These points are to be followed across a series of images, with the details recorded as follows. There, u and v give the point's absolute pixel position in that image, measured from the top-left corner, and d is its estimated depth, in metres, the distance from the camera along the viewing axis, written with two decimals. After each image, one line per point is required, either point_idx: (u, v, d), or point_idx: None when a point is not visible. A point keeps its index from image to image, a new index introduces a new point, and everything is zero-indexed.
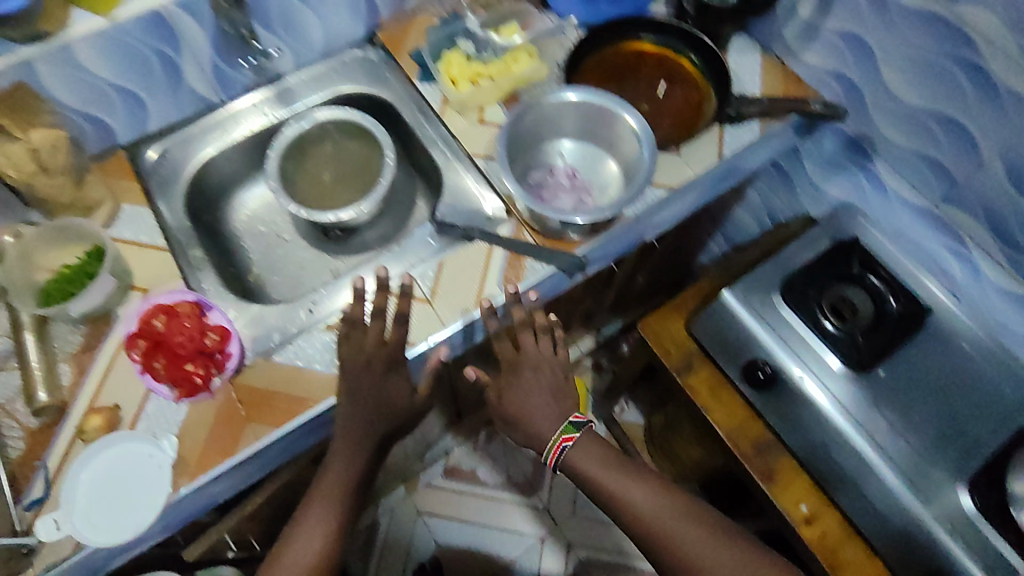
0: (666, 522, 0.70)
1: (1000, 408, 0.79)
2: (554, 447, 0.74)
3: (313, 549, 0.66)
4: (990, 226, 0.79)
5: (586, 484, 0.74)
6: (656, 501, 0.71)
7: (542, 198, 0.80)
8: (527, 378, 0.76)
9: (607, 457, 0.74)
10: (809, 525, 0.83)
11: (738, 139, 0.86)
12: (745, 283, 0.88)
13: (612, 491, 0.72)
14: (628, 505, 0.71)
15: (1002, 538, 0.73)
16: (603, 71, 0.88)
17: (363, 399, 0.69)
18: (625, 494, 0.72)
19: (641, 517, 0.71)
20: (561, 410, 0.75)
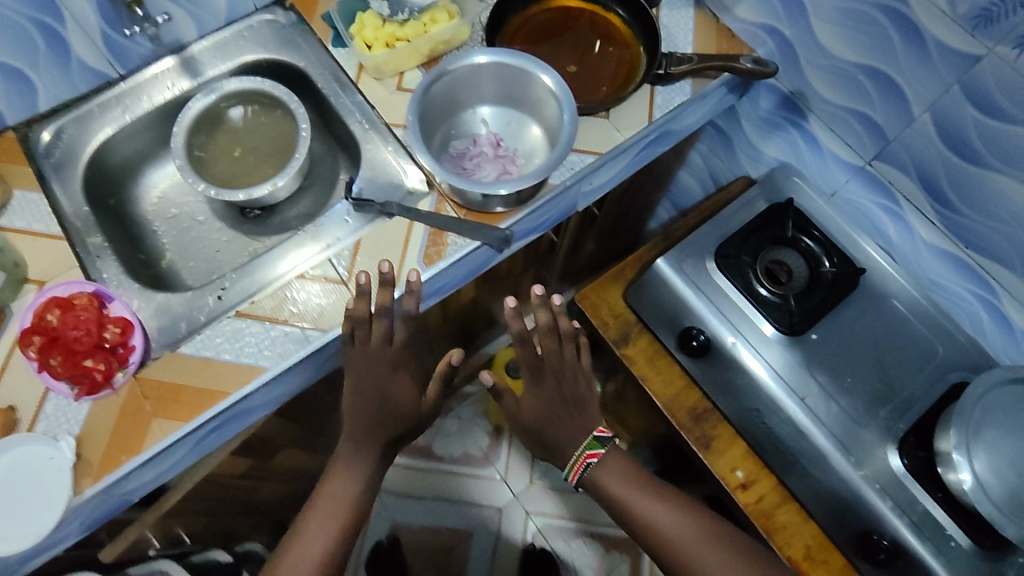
0: (692, 544, 0.71)
1: (930, 367, 0.81)
2: (577, 463, 0.74)
3: (319, 549, 0.67)
4: (922, 184, 0.78)
5: (607, 501, 0.75)
6: (680, 524, 0.72)
7: (463, 168, 0.76)
8: (549, 388, 0.76)
9: (631, 476, 0.75)
10: (744, 491, 0.84)
11: (670, 101, 0.83)
12: (681, 251, 0.87)
13: (634, 510, 0.73)
14: (653, 526, 0.72)
15: (930, 496, 0.75)
16: (529, 31, 0.84)
17: (371, 396, 0.70)
18: (650, 515, 0.73)
19: (664, 539, 0.72)
20: (586, 425, 0.75)
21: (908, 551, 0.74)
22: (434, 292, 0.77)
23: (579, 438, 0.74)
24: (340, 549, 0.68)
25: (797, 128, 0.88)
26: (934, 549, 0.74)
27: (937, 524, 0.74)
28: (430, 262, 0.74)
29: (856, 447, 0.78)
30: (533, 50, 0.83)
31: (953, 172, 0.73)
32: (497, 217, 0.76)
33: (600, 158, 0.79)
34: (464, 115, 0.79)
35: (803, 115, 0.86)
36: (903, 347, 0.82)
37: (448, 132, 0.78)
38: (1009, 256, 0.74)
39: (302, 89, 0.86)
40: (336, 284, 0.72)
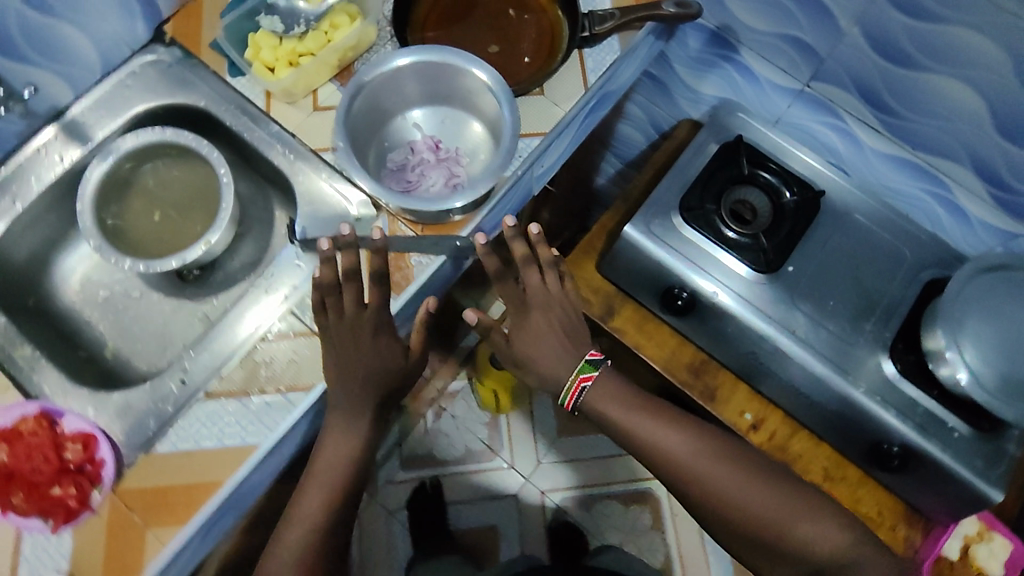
0: (698, 463, 0.66)
1: (902, 270, 0.83)
2: (572, 389, 0.69)
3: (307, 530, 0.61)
4: (861, 95, 0.77)
5: (605, 424, 0.71)
6: (683, 443, 0.67)
7: (408, 182, 0.71)
8: (536, 317, 0.70)
9: (627, 397, 0.71)
10: (756, 431, 0.86)
11: (601, 62, 0.79)
12: (644, 212, 0.85)
13: (635, 432, 0.68)
14: (655, 446, 0.68)
15: (926, 394, 0.77)
16: (440, 18, 0.79)
17: (352, 370, 0.64)
18: (650, 436, 0.68)
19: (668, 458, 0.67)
20: (578, 348, 0.71)
21: (918, 451, 0.77)
22: (411, 316, 0.73)
23: (569, 364, 0.70)
24: (329, 535, 0.62)
25: (730, 63, 0.86)
26: (940, 443, 0.76)
27: (938, 420, 0.77)
28: (400, 290, 0.69)
29: (850, 364, 0.80)
30: (449, 38, 0.78)
31: (890, 78, 0.73)
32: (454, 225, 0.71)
33: (546, 139, 0.75)
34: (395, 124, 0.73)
35: (733, 49, 0.84)
36: (874, 257, 0.83)
37: (381, 144, 0.73)
38: (957, 150, 0.75)
39: (211, 131, 0.78)
40: (307, 336, 0.67)
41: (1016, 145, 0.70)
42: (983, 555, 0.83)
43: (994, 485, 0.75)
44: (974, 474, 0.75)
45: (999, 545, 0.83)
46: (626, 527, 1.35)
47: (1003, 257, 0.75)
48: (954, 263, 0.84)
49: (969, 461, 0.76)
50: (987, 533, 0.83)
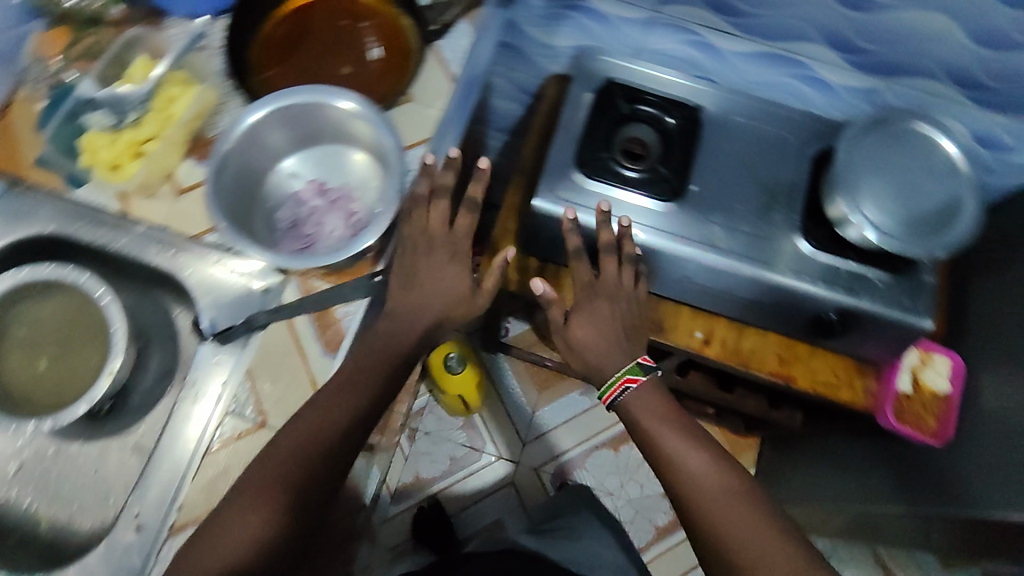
0: (715, 496, 0.64)
1: (789, 153, 0.88)
2: (614, 385, 0.73)
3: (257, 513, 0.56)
4: (709, 5, 0.79)
5: (635, 432, 0.71)
6: (708, 477, 0.65)
7: (308, 237, 0.67)
8: (598, 304, 0.77)
9: (665, 409, 0.71)
10: (708, 344, 0.91)
11: (456, 49, 0.77)
12: (544, 179, 0.85)
13: (663, 448, 0.68)
14: (678, 465, 0.67)
15: (844, 258, 0.83)
16: (279, 49, 0.72)
17: (414, 287, 0.66)
18: (681, 456, 0.68)
19: (685, 484, 0.66)
20: (632, 349, 0.75)
21: (853, 311, 0.83)
22: None
23: (618, 362, 0.74)
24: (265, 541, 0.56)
25: (577, 10, 0.86)
26: (870, 297, 0.82)
27: (861, 277, 0.83)
28: (336, 347, 0.64)
29: (773, 256, 0.83)
30: (295, 70, 0.72)
31: None
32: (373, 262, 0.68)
33: (431, 144, 0.73)
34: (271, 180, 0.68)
35: None
36: (761, 151, 0.88)
37: (265, 207, 0.68)
38: (806, 30, 0.78)
39: (71, 252, 0.71)
40: (253, 432, 0.61)
41: (856, 12, 0.73)
42: (931, 376, 0.89)
43: (923, 315, 0.82)
44: (902, 310, 0.82)
45: (940, 364, 0.90)
46: (620, 468, 1.40)
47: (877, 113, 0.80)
48: (828, 131, 0.89)
49: (896, 302, 0.82)
50: (926, 357, 0.90)
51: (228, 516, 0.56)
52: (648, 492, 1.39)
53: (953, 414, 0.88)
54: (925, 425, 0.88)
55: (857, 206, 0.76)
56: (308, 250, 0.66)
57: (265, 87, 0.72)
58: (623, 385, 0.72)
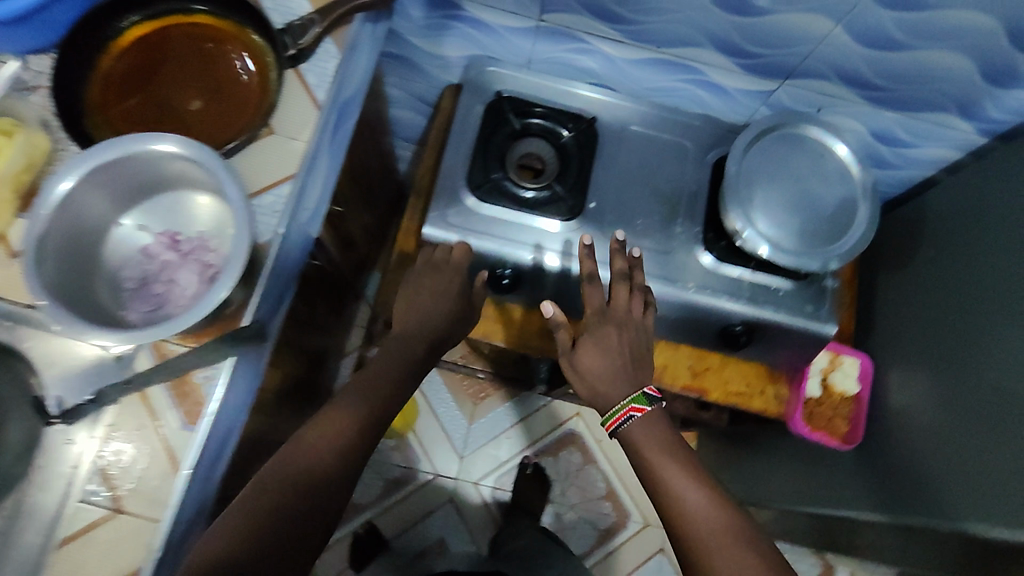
0: (719, 537, 0.59)
1: (687, 160, 0.86)
2: (618, 414, 0.68)
3: (309, 459, 0.57)
4: (590, 13, 0.75)
5: (635, 462, 0.66)
6: (709, 516, 0.60)
7: (158, 298, 0.61)
8: (608, 332, 0.72)
9: (670, 441, 0.66)
10: None
11: (323, 70, 0.73)
12: (434, 205, 0.80)
13: (663, 482, 0.63)
14: (680, 499, 0.62)
15: (746, 268, 0.81)
16: (120, 85, 0.67)
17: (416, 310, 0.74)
18: (682, 490, 0.62)
19: (682, 519, 0.61)
20: (639, 378, 0.71)
21: (758, 321, 0.81)
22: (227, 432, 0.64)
23: (620, 392, 0.69)
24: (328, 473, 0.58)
25: (458, 20, 0.81)
26: (773, 306, 0.81)
27: (764, 286, 0.81)
28: (196, 417, 0.61)
29: (676, 270, 0.81)
30: (140, 107, 0.67)
31: None
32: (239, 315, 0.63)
33: (297, 181, 0.68)
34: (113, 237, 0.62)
35: (456, 7, 0.79)
36: (659, 159, 0.85)
37: (106, 271, 0.61)
38: (694, 36, 0.75)
39: None
40: (111, 518, 0.59)
41: (742, 17, 0.70)
42: (841, 379, 0.91)
43: (826, 322, 0.81)
44: (805, 318, 0.81)
45: (849, 365, 0.92)
46: (561, 474, 1.39)
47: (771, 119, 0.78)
48: (727, 135, 0.87)
49: (799, 309, 0.81)
50: (836, 360, 0.91)
51: (299, 446, 0.58)
52: (590, 496, 1.39)
53: (861, 414, 0.92)
54: (835, 428, 0.91)
55: (750, 218, 0.74)
56: (159, 310, 0.60)
57: (104, 124, 0.66)
58: (623, 416, 0.68)
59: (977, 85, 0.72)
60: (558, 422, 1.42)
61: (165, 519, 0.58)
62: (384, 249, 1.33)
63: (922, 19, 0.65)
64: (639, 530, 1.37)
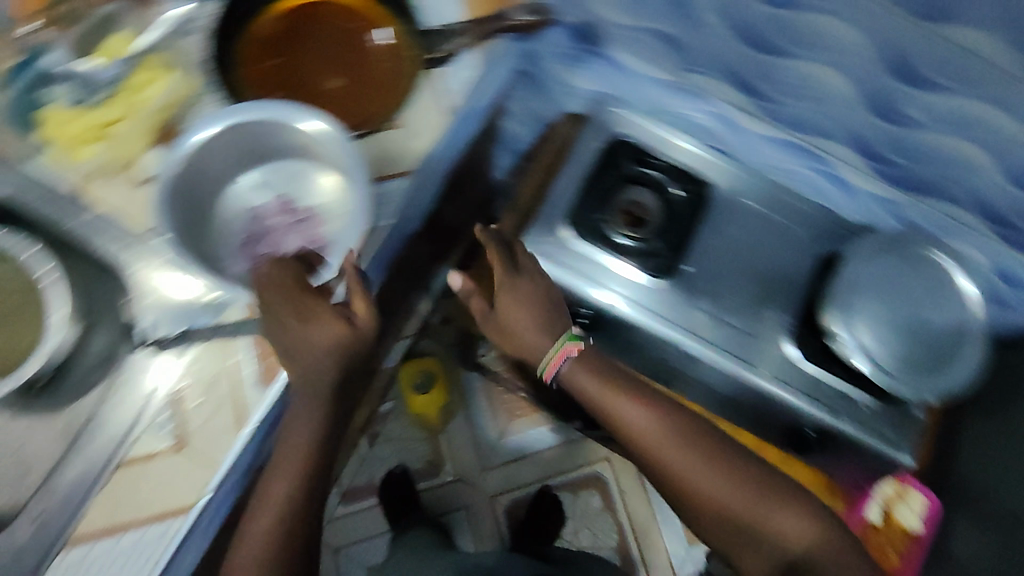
0: (669, 443, 0.68)
1: (795, 246, 0.83)
2: (554, 358, 0.68)
3: (277, 495, 0.59)
4: (731, 78, 0.74)
5: (579, 397, 0.70)
6: (647, 425, 0.68)
7: (263, 257, 0.64)
8: (522, 289, 0.69)
9: (609, 375, 0.68)
10: None
11: (457, 80, 0.73)
12: (531, 231, 0.80)
13: (605, 408, 0.69)
14: (624, 421, 0.69)
15: (832, 373, 0.77)
16: (265, 46, 0.69)
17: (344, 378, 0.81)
18: (622, 413, 0.69)
19: (638, 436, 0.68)
20: (563, 323, 0.69)
21: (830, 430, 0.78)
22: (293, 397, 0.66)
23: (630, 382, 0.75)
24: (296, 504, 0.59)
25: (599, 57, 0.81)
26: (850, 419, 0.77)
27: (845, 396, 0.78)
28: (271, 376, 0.62)
29: (756, 355, 0.79)
30: (280, 72, 0.69)
31: (754, 62, 0.69)
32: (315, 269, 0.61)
33: (410, 178, 0.71)
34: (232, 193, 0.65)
35: (599, 43, 0.79)
36: (767, 239, 0.82)
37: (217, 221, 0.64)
38: (834, 129, 0.73)
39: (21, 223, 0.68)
40: (170, 454, 0.60)
41: (891, 123, 0.68)
42: (902, 511, 0.85)
43: (902, 449, 0.78)
44: (879, 440, 0.77)
45: (916, 501, 0.85)
46: (577, 514, 1.37)
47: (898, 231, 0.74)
48: (842, 231, 0.84)
49: (875, 430, 0.77)
50: (903, 490, 0.85)
51: (245, 533, 0.58)
52: (601, 543, 1.36)
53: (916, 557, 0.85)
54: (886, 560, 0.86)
55: (849, 328, 0.72)
56: None
57: (245, 81, 0.68)
58: (566, 352, 0.68)
59: None
60: (586, 461, 1.38)
61: (226, 462, 0.59)
62: None
63: None
64: None
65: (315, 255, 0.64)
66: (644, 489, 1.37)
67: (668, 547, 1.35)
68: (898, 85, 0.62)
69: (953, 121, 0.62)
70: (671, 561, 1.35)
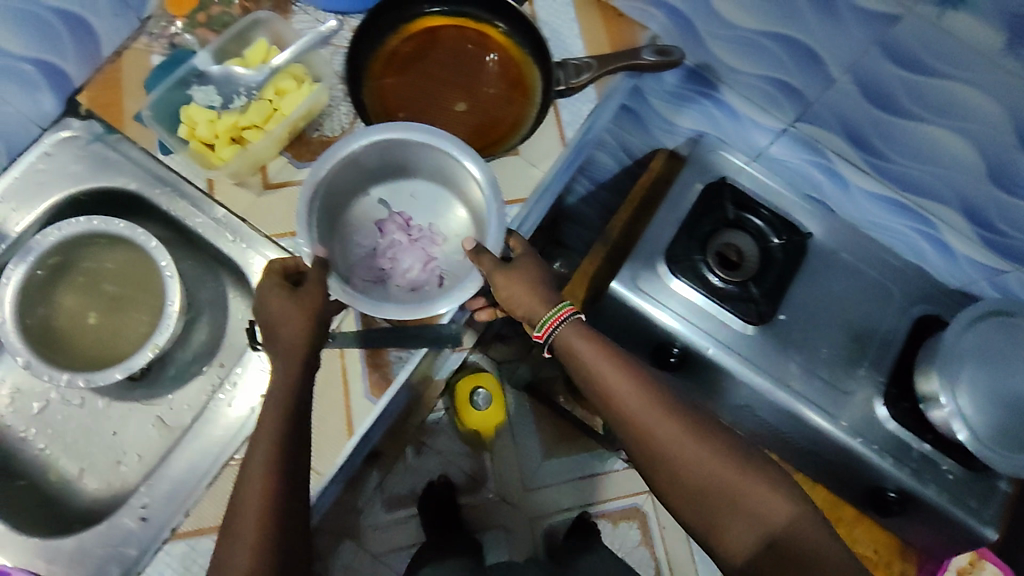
0: (667, 436, 0.53)
1: (889, 306, 0.83)
2: (550, 318, 0.57)
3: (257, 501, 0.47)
4: (847, 136, 0.76)
5: (572, 369, 0.58)
6: (642, 404, 0.55)
7: (378, 271, 0.64)
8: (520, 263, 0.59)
9: (596, 335, 0.57)
10: None
11: (578, 113, 0.75)
12: (629, 263, 0.81)
13: (597, 380, 0.56)
14: (617, 404, 0.55)
15: (922, 440, 0.77)
16: (401, 66, 0.72)
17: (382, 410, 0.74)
18: (612, 389, 0.55)
19: (638, 427, 0.54)
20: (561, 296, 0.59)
21: (914, 495, 0.77)
22: (392, 413, 0.67)
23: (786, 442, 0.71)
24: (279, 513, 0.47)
25: (709, 99, 0.84)
26: (936, 486, 0.76)
27: (933, 463, 0.77)
28: (379, 391, 0.62)
29: (842, 408, 0.79)
30: (411, 91, 0.72)
31: (877, 121, 0.71)
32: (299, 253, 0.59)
33: (525, 206, 0.72)
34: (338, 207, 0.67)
35: (712, 86, 0.81)
36: (861, 295, 0.82)
37: (342, 229, 0.65)
38: (945, 193, 0.74)
39: (147, 213, 0.70)
40: None
41: (1007, 192, 0.69)
42: None
43: (988, 523, 0.76)
44: (965, 511, 0.76)
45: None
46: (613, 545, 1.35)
47: (1005, 302, 0.74)
48: (937, 294, 0.84)
49: (961, 500, 0.76)
50: (977, 563, 0.82)
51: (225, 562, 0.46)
52: None
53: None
54: None
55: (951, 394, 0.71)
56: (376, 284, 0.64)
57: (376, 93, 0.71)
58: (562, 315, 0.56)
59: None
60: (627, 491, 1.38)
61: (328, 474, 0.60)
62: None
63: None
64: None
65: (434, 275, 0.64)
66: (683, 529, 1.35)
67: None
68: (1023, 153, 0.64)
69: None
70: None
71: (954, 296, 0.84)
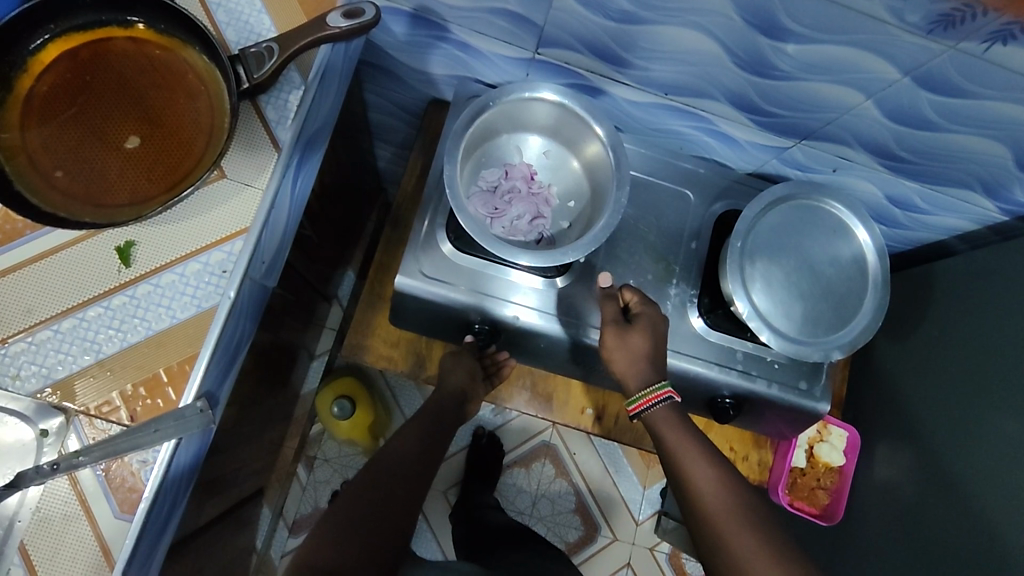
0: (723, 514, 0.59)
1: (689, 214, 0.80)
2: (647, 396, 0.67)
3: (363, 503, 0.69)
4: (593, 52, 0.67)
5: (661, 447, 0.66)
6: (716, 491, 0.61)
7: (496, 205, 0.75)
8: None
9: (688, 428, 0.66)
10: (598, 420, 0.89)
11: (282, 107, 0.63)
12: (409, 252, 0.75)
13: (681, 462, 0.64)
14: (688, 479, 0.63)
15: (742, 340, 0.76)
16: (43, 110, 0.57)
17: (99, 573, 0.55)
18: (688, 472, 0.63)
19: (696, 500, 0.61)
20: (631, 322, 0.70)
21: (745, 394, 0.78)
22: (170, 506, 0.60)
23: (634, 370, 0.69)
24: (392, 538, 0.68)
25: (447, 42, 0.72)
26: (764, 379, 0.77)
27: (758, 357, 0.77)
28: (131, 505, 0.55)
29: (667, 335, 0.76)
30: (64, 138, 0.57)
31: (613, 31, 0.62)
32: (440, 243, 0.75)
33: (250, 236, 0.60)
34: (19, 307, 0.56)
35: (443, 29, 0.69)
36: (660, 206, 0.79)
37: (481, 162, 0.77)
38: (707, 89, 0.67)
39: None
40: None
41: (762, 78, 0.63)
42: (828, 450, 0.97)
43: (820, 398, 0.77)
44: (796, 394, 0.77)
45: (837, 438, 0.97)
46: (532, 487, 1.37)
47: (790, 187, 0.73)
48: (731, 188, 0.81)
49: (791, 385, 0.77)
50: (824, 431, 0.97)
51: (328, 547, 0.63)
52: (560, 509, 1.37)
53: (843, 489, 0.98)
54: (817, 499, 0.98)
55: (746, 289, 0.69)
56: (492, 215, 0.74)
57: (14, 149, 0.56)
58: (654, 398, 0.67)
59: (1008, 171, 0.66)
60: (531, 433, 1.39)
61: None
62: (361, 250, 1.25)
63: (963, 106, 0.58)
64: (608, 545, 1.36)
65: (536, 230, 0.76)
66: (590, 445, 1.39)
67: (624, 496, 1.38)
68: (761, 37, 0.57)
69: (821, 65, 0.58)
70: (630, 508, 1.38)
71: (750, 183, 0.81)
